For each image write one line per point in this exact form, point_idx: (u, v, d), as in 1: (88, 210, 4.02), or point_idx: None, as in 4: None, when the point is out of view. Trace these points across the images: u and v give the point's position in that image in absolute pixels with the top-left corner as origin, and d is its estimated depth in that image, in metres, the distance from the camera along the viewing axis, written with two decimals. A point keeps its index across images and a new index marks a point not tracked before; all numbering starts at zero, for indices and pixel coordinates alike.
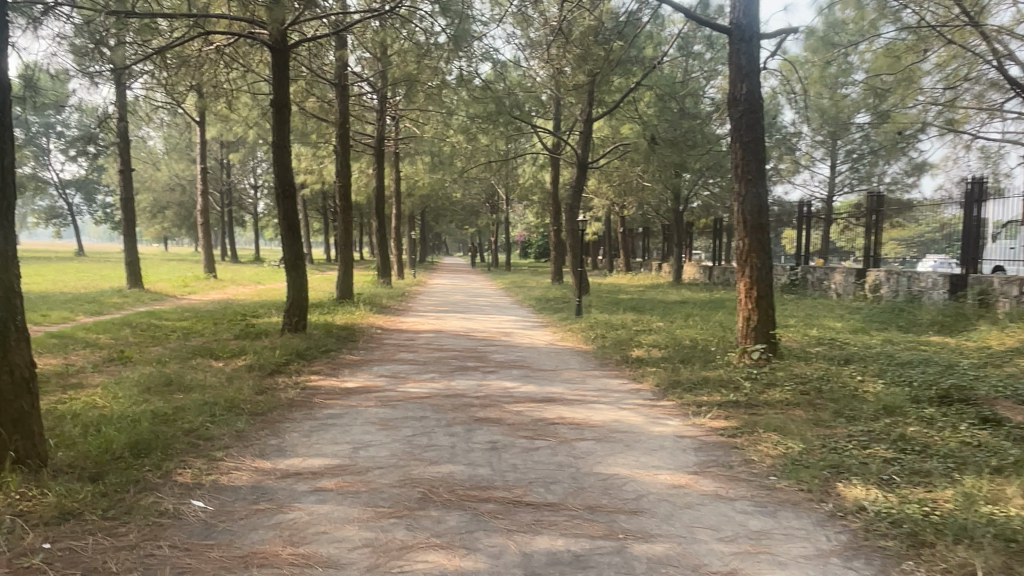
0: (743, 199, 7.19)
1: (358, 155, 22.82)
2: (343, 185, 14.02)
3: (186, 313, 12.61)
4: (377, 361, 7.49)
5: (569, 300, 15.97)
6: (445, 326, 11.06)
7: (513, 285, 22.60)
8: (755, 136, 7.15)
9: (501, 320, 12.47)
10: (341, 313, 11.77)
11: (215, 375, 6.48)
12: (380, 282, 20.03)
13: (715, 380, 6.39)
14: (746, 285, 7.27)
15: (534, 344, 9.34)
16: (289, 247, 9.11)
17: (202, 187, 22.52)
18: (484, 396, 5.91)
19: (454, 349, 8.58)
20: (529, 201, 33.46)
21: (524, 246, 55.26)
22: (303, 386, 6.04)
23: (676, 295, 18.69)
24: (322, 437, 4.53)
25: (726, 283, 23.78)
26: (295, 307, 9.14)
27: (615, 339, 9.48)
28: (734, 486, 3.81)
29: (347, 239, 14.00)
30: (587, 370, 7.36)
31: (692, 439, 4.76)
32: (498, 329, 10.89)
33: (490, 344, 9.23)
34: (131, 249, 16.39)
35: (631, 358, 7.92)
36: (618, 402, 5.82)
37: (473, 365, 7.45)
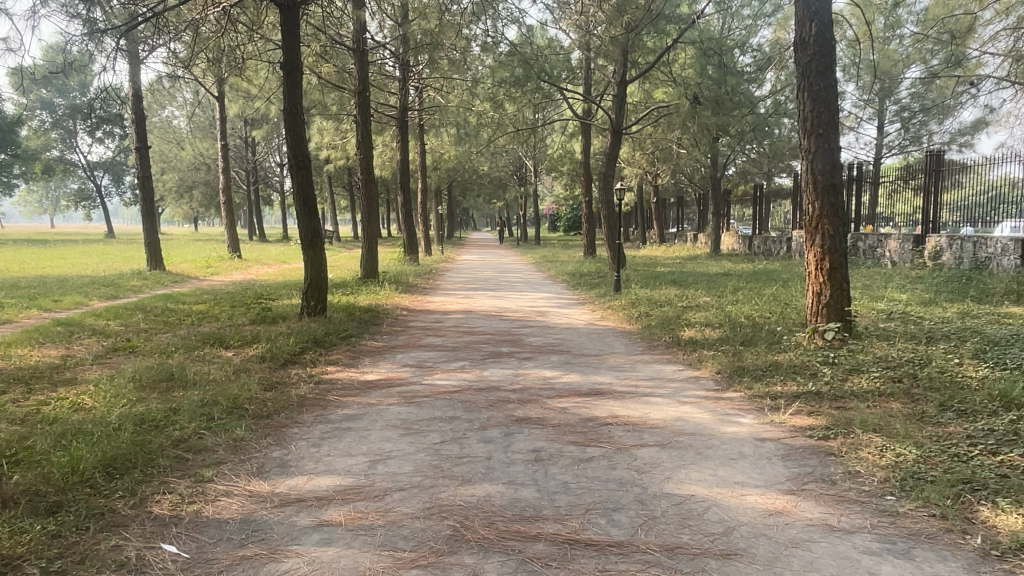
0: (812, 157, 6.28)
1: (382, 128, 22.11)
2: (364, 159, 13.25)
3: (205, 295, 12.07)
4: (402, 347, 6.78)
5: (605, 274, 15.14)
6: (476, 306, 10.32)
7: (544, 260, 21.79)
8: (827, 84, 6.23)
9: (534, 297, 11.69)
10: (365, 293, 11.10)
11: (222, 367, 5.82)
12: (407, 259, 19.36)
13: (788, 365, 5.57)
14: (815, 255, 6.39)
15: (572, 325, 8.56)
16: (305, 224, 8.39)
17: (224, 165, 21.99)
18: (523, 389, 5.15)
19: (486, 332, 7.83)
20: (559, 172, 32.48)
21: (553, 220, 54.26)
22: (317, 380, 5.34)
23: (718, 267, 17.75)
24: (334, 446, 3.81)
25: (768, 252, 22.68)
26: (314, 287, 8.44)
27: (661, 317, 8.66)
28: (845, 513, 3.01)
29: (370, 214, 13.30)
30: (635, 355, 6.57)
31: (776, 443, 3.95)
32: (532, 309, 10.11)
33: (525, 325, 8.47)
34: (150, 229, 15.89)
35: (683, 339, 7.12)
36: (678, 394, 5.02)
37: (507, 350, 6.70)
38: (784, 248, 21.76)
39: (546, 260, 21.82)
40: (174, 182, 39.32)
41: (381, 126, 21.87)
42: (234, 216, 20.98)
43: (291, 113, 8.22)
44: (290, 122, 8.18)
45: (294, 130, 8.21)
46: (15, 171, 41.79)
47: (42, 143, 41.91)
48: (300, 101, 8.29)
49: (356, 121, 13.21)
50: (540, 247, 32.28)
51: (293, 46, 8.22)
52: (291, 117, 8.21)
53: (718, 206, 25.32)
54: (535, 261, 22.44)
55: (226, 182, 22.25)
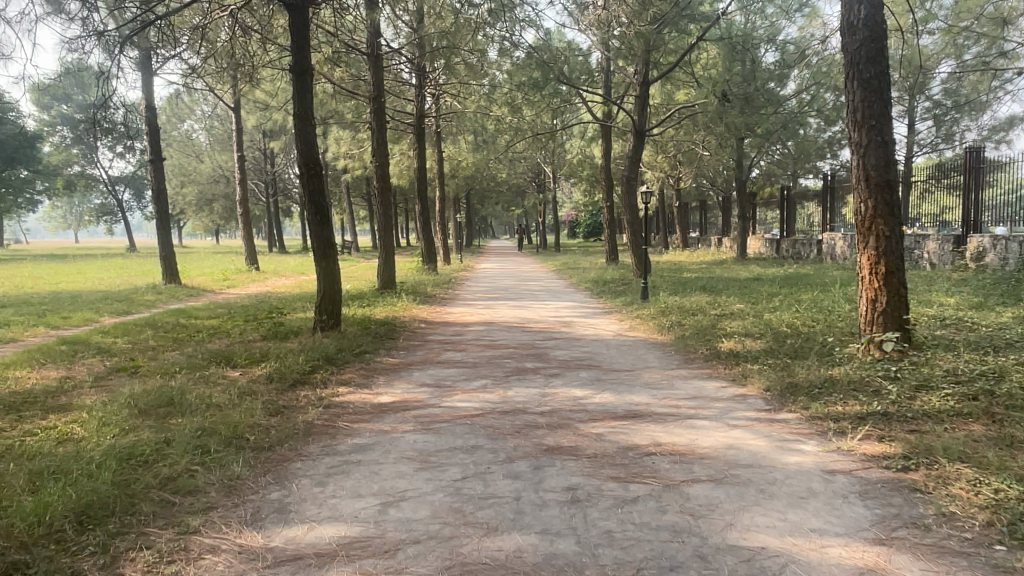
0: (864, 151, 5.75)
1: (399, 135, 21.78)
2: (380, 166, 12.84)
3: (218, 309, 11.72)
4: (420, 364, 6.31)
5: (630, 281, 14.61)
6: (497, 317, 9.84)
7: (566, 267, 21.31)
8: (879, 71, 5.70)
9: (557, 307, 11.20)
10: (382, 305, 10.68)
11: (226, 390, 5.39)
12: (426, 269, 18.97)
13: (845, 382, 5.03)
14: (869, 258, 5.83)
15: (599, 336, 8.06)
16: (316, 234, 7.94)
17: (241, 177, 21.75)
18: (552, 411, 4.66)
19: (510, 345, 7.35)
20: (578, 178, 31.99)
21: (573, 226, 53.77)
22: (327, 404, 4.89)
23: (747, 272, 17.15)
24: (340, 486, 3.34)
25: (798, 256, 22.02)
26: (328, 301, 7.99)
27: (695, 326, 8.12)
28: (951, 571, 2.49)
29: (387, 223, 12.89)
30: (672, 369, 6.05)
31: (848, 476, 3.44)
32: (557, 319, 9.61)
33: (550, 337, 7.98)
34: (165, 243, 15.62)
35: (723, 351, 6.59)
36: (726, 417, 4.50)
37: (533, 366, 6.20)
38: (813, 251, 21.08)
39: (568, 267, 21.33)
40: (194, 195, 39.37)
41: (398, 134, 21.54)
42: (251, 228, 20.72)
43: (302, 118, 7.78)
44: (300, 127, 7.74)
45: (305, 135, 7.77)
46: (39, 187, 42.13)
47: (65, 158, 42.22)
48: (311, 105, 7.84)
49: (370, 127, 12.81)
50: (560, 253, 31.81)
51: (303, 47, 7.79)
52: (301, 122, 7.77)
53: (743, 208, 24.68)
54: (556, 268, 21.96)
55: (243, 192, 22.01)
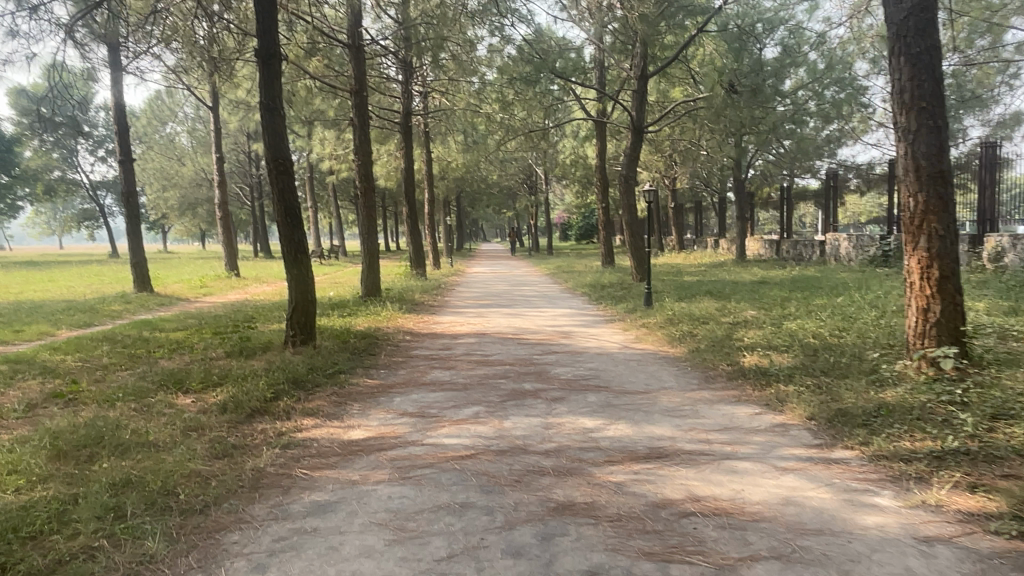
0: (913, 138, 4.98)
1: (386, 136, 20.91)
2: (362, 165, 11.92)
3: (188, 320, 10.84)
4: (402, 386, 5.48)
5: (630, 286, 13.78)
6: (490, 327, 9.01)
7: (560, 271, 20.53)
8: (930, 45, 4.93)
9: (554, 314, 10.39)
10: (365, 314, 9.82)
11: (169, 424, 4.54)
12: (413, 274, 18.13)
13: (903, 409, 4.23)
14: (918, 261, 5.05)
15: (604, 348, 7.26)
16: (286, 237, 7.05)
17: (221, 179, 20.75)
18: (559, 449, 3.85)
19: (505, 361, 6.52)
20: (570, 179, 31.27)
21: (565, 228, 52.99)
22: (286, 442, 4.04)
23: (751, 275, 16.36)
24: (284, 571, 2.51)
25: (799, 257, 21.33)
26: (301, 312, 7.14)
27: (709, 337, 7.32)
28: None
29: (370, 226, 12.05)
30: (693, 391, 5.24)
31: (951, 547, 2.64)
32: (555, 329, 8.78)
33: (549, 350, 7.16)
34: (137, 248, 14.76)
35: (747, 367, 5.77)
36: (771, 457, 3.69)
37: (532, 388, 5.38)
38: (816, 252, 20.35)
39: (562, 271, 20.49)
40: (177, 199, 38.38)
41: (384, 133, 20.67)
42: (232, 232, 19.80)
43: (271, 111, 6.93)
44: (268, 121, 6.89)
45: (274, 130, 6.91)
46: (18, 192, 40.99)
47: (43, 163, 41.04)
48: (280, 95, 6.99)
49: (351, 124, 11.89)
50: (554, 257, 30.97)
51: (269, 29, 6.90)
52: (269, 116, 6.92)
53: (742, 209, 23.92)
54: (549, 271, 21.12)
55: (223, 195, 21.01)
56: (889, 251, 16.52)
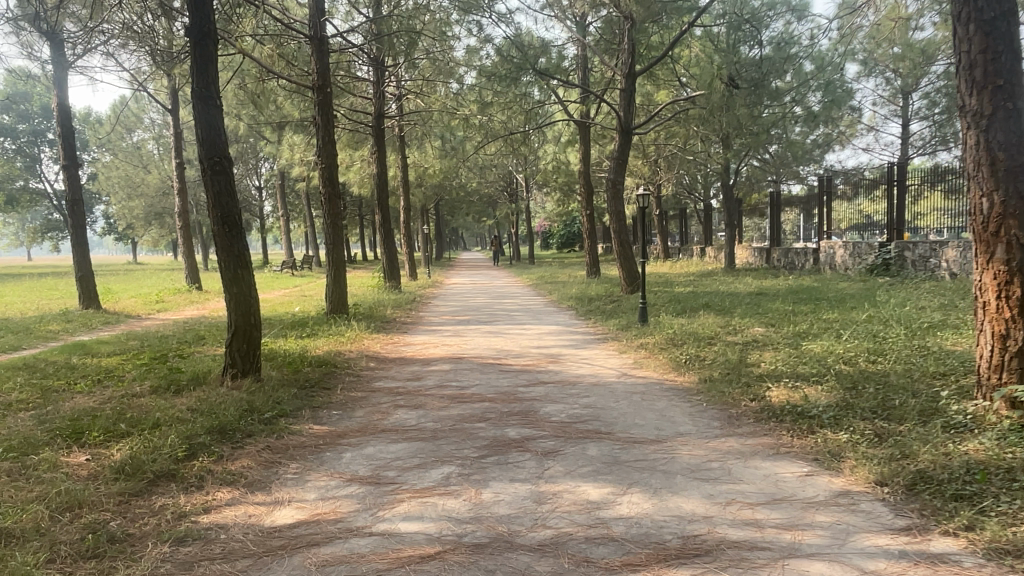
0: (986, 125, 4.04)
1: (358, 141, 19.79)
2: (326, 168, 10.79)
3: (127, 343, 9.66)
4: (357, 434, 4.40)
5: (619, 299, 12.78)
6: (467, 349, 7.94)
7: (542, 282, 19.54)
8: (1007, 10, 3.99)
9: (539, 332, 9.34)
10: (327, 335, 8.71)
11: (37, 499, 3.42)
12: (387, 286, 17.04)
13: (1006, 473, 3.22)
14: (994, 276, 4.08)
15: (600, 376, 6.22)
16: (224, 249, 5.92)
17: (181, 186, 19.42)
18: (556, 541, 2.80)
19: (484, 396, 5.46)
20: (552, 186, 30.34)
21: (547, 236, 52.11)
22: (182, 534, 2.96)
23: (745, 285, 15.48)
24: None
25: (791, 265, 20.54)
26: (241, 339, 6.00)
27: (722, 362, 6.32)
28: None
29: (335, 237, 10.93)
30: (719, 439, 4.21)
31: None
32: (541, 351, 7.73)
33: (536, 380, 6.09)
34: (81, 261, 13.53)
35: (778, 404, 4.77)
36: (850, 554, 2.66)
37: (518, 436, 4.33)
38: (809, 260, 19.51)
39: (544, 282, 19.44)
40: (142, 209, 36.89)
41: (355, 138, 19.52)
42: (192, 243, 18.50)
43: (204, 100, 5.85)
44: (201, 112, 5.82)
45: (208, 122, 5.84)
46: None
47: None
48: (215, 82, 5.92)
49: (313, 123, 10.78)
50: (535, 266, 29.98)
51: (201, 4, 5.82)
52: (202, 106, 5.83)
53: (730, 216, 23.07)
54: (531, 283, 20.05)
55: (183, 201, 19.62)
56: (890, 258, 15.77)
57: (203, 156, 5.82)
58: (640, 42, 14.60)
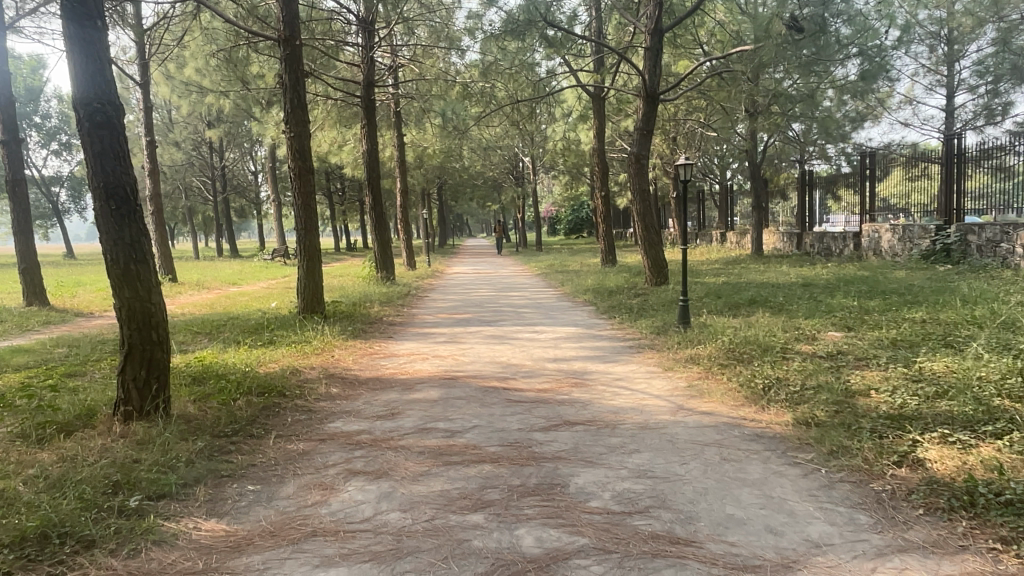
0: None
1: (349, 117, 17.89)
2: (296, 137, 8.86)
3: (51, 352, 7.87)
4: (267, 547, 2.61)
5: (647, 292, 10.92)
6: (464, 364, 6.14)
7: (552, 270, 17.76)
8: None
9: (555, 337, 7.52)
10: (288, 345, 6.92)
11: None
12: (380, 278, 15.25)
13: None
14: None
15: (647, 412, 4.40)
16: (109, 234, 4.09)
17: (149, 161, 16.68)
18: None
19: (483, 453, 3.66)
20: (561, 167, 28.42)
21: (555, 221, 50.26)
22: None
23: (785, 274, 13.67)
24: None
25: (826, 251, 18.65)
26: (137, 364, 4.21)
27: (819, 392, 4.52)
28: None
29: (308, 221, 9.07)
30: (891, 565, 2.40)
31: None
32: (560, 367, 5.92)
33: (557, 419, 4.28)
34: (23, 251, 11.69)
35: (958, 481, 2.98)
36: None
37: (540, 552, 2.52)
38: (849, 246, 17.63)
39: (555, 270, 17.64)
40: None
41: (345, 113, 17.63)
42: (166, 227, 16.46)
43: (78, 19, 4.05)
44: (72, 35, 4.02)
45: (82, 50, 4.03)
46: None
47: None
48: None
49: (280, 83, 8.85)
50: (544, 254, 28.16)
51: None
52: (75, 27, 4.04)
53: (756, 196, 21.15)
54: (539, 272, 18.24)
55: (150, 177, 16.93)
56: (951, 243, 13.91)
57: (78, 102, 4.03)
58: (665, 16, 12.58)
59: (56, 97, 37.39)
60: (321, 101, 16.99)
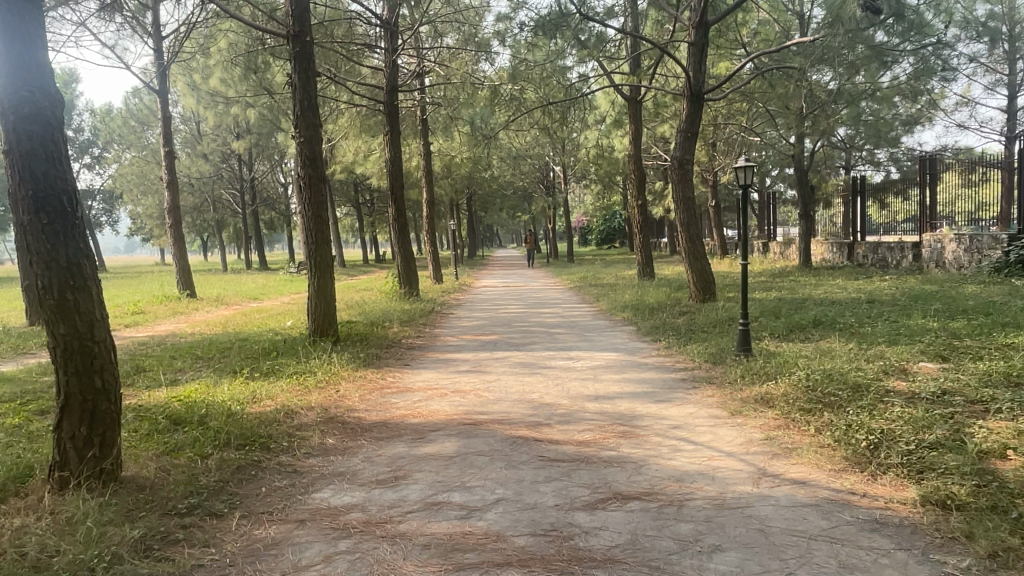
0: None
1: (375, 125, 17.13)
2: (307, 141, 8.05)
3: (34, 382, 7.10)
4: None
5: (693, 310, 9.86)
6: (489, 403, 5.20)
7: (585, 284, 16.77)
8: None
9: (594, 367, 6.54)
10: (288, 377, 6.05)
11: None
12: (403, 293, 14.43)
13: None
14: None
15: (721, 481, 3.41)
16: (39, 252, 3.24)
17: (168, 173, 16.12)
18: None
19: (510, 551, 2.71)
20: (594, 176, 27.44)
21: (587, 231, 49.23)
22: None
23: (842, 288, 12.52)
24: None
25: (881, 262, 17.37)
26: (77, 417, 3.37)
27: (947, 456, 3.46)
28: None
29: (320, 233, 8.20)
30: None
31: None
32: (603, 409, 4.94)
33: (606, 492, 3.32)
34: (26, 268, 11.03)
35: None
36: None
37: None
38: (907, 257, 16.35)
39: (588, 284, 16.67)
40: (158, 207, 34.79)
41: (371, 120, 16.90)
42: (184, 241, 15.85)
43: None
44: None
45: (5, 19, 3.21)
46: None
47: None
48: None
49: (289, 83, 8.05)
50: (576, 266, 27.13)
51: None
52: None
53: (802, 204, 19.91)
54: (572, 285, 17.24)
55: (169, 189, 16.34)
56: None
57: (1, 89, 3.22)
58: (711, 10, 11.50)
59: (88, 111, 37.46)
60: (346, 109, 16.30)
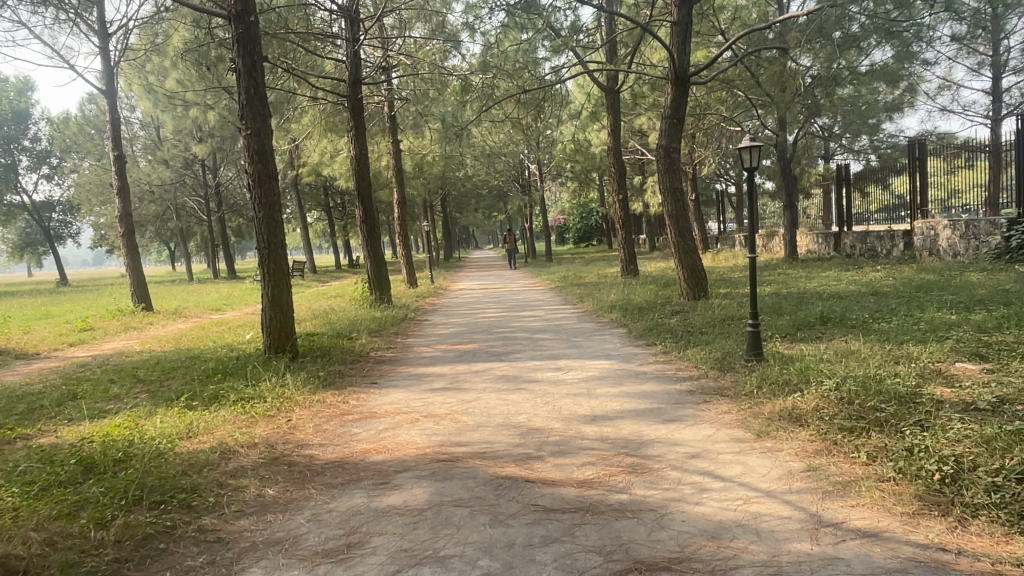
0: None
1: (340, 123, 16.22)
2: (254, 134, 7.15)
3: None
4: None
5: (686, 309, 9.11)
6: (468, 430, 4.38)
7: (567, 283, 16.01)
8: None
9: (586, 379, 5.74)
10: (232, 404, 5.18)
11: None
12: (374, 299, 13.56)
13: None
14: None
15: (769, 538, 2.63)
16: None
17: (118, 178, 15.04)
18: None
19: None
20: (571, 172, 26.73)
21: (565, 229, 48.45)
22: None
23: (838, 280, 11.87)
24: None
25: (871, 252, 16.82)
26: None
27: None
28: None
29: (274, 236, 7.34)
30: None
31: None
32: (603, 434, 4.14)
33: (624, 559, 2.52)
34: None
35: None
36: None
37: None
38: (898, 245, 15.80)
39: (570, 283, 15.89)
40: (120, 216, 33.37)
41: (336, 118, 16.00)
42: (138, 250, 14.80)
43: None
44: None
45: None
46: None
47: None
48: None
49: (232, 70, 7.18)
50: (555, 265, 26.44)
51: None
52: None
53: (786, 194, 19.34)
54: (552, 285, 16.43)
55: (120, 196, 15.25)
56: None
57: None
58: None
59: (46, 119, 35.94)
60: (309, 107, 15.37)
